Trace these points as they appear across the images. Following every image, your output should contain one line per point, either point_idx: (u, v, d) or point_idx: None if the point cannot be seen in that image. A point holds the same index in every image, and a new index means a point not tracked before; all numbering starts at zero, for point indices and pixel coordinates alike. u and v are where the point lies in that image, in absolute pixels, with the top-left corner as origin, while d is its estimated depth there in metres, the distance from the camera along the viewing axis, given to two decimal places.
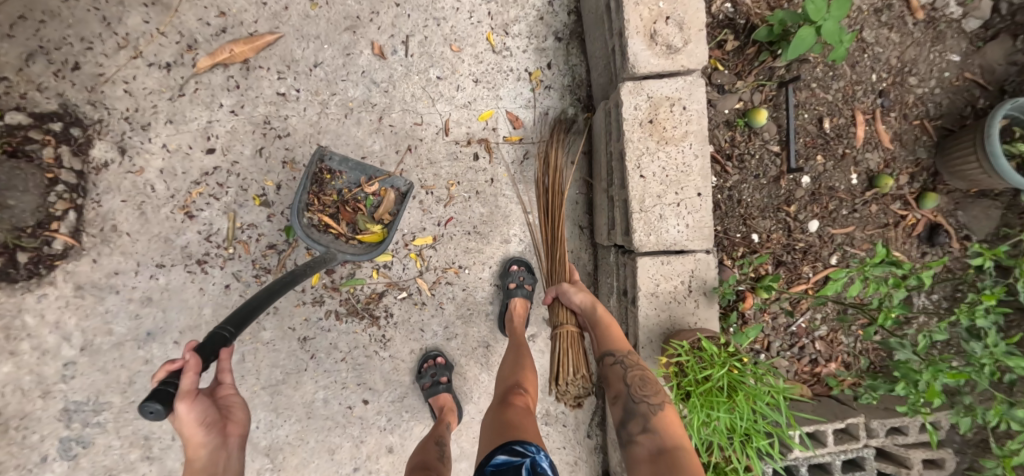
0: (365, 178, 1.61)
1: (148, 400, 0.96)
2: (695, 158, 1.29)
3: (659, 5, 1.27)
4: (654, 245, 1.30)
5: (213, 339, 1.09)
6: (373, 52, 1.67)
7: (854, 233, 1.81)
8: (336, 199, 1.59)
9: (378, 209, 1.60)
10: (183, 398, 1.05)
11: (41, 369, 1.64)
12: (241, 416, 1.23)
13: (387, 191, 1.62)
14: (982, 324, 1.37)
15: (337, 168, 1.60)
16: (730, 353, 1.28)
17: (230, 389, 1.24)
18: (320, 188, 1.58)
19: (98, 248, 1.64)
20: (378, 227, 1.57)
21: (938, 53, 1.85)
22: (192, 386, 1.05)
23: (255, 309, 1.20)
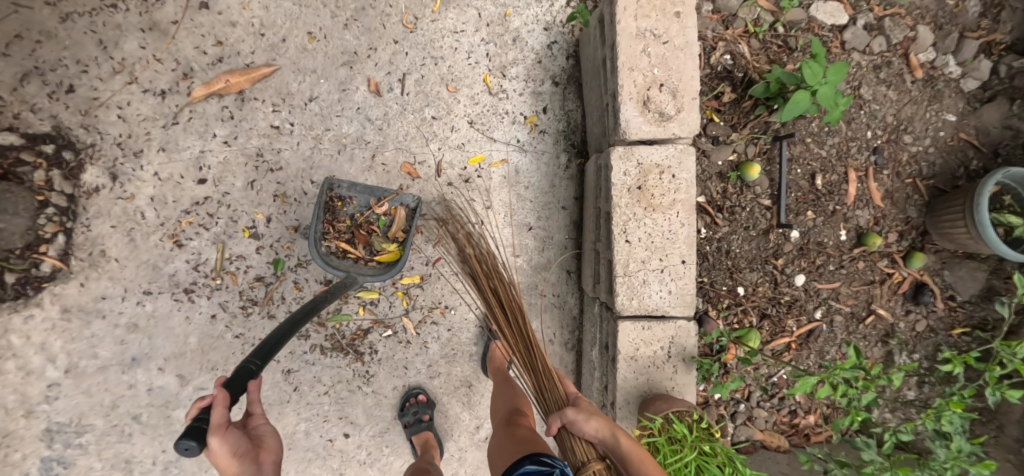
0: (375, 200, 1.60)
1: (183, 436, 0.93)
2: (681, 226, 1.32)
3: (653, 72, 1.31)
4: (635, 309, 1.33)
5: (240, 374, 1.08)
6: (369, 89, 1.68)
7: (840, 288, 1.82)
8: (350, 224, 1.60)
9: (391, 228, 1.60)
10: (215, 432, 0.99)
11: (25, 389, 1.65)
12: (273, 444, 1.15)
13: (398, 209, 1.61)
14: (948, 428, 1.42)
15: (347, 192, 1.59)
16: (701, 431, 1.28)
17: (259, 417, 1.17)
18: (334, 215, 1.59)
19: (86, 272, 1.65)
20: (394, 247, 1.57)
21: (934, 112, 1.84)
22: (223, 418, 1.01)
23: (276, 340, 1.18)
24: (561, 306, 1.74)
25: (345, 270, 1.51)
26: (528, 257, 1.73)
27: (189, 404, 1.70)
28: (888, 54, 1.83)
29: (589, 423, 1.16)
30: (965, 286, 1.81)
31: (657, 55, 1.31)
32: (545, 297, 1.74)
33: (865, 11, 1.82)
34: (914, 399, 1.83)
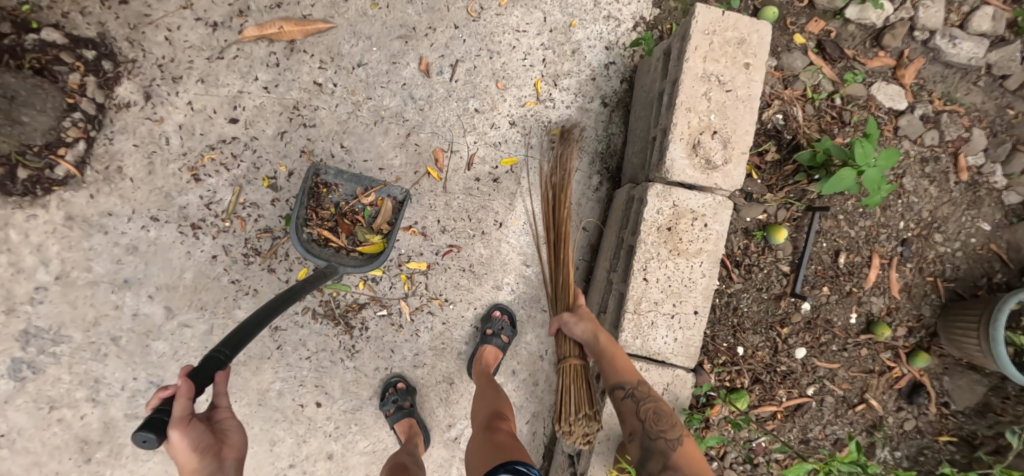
0: (361, 189, 1.59)
1: (140, 428, 0.90)
2: (701, 276, 1.31)
3: (710, 118, 1.29)
4: (637, 349, 1.31)
5: (207, 364, 1.04)
6: (419, 67, 1.65)
7: (837, 370, 1.79)
8: (334, 212, 1.58)
9: (377, 220, 1.59)
10: (175, 424, 0.97)
11: (12, 286, 1.64)
12: (237, 439, 1.12)
13: (384, 200, 1.60)
14: None
15: (334, 179, 1.58)
16: None
17: (226, 411, 1.13)
18: (317, 203, 1.57)
19: (98, 185, 1.63)
20: (377, 239, 1.56)
21: (970, 217, 1.79)
22: (185, 409, 0.98)
23: (251, 333, 1.14)
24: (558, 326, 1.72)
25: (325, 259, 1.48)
26: (537, 269, 1.70)
27: (169, 338, 1.67)
28: (939, 149, 1.78)
29: (577, 326, 1.30)
30: (959, 396, 1.78)
31: (717, 101, 1.29)
32: (546, 312, 1.71)
33: (924, 101, 1.77)
34: None
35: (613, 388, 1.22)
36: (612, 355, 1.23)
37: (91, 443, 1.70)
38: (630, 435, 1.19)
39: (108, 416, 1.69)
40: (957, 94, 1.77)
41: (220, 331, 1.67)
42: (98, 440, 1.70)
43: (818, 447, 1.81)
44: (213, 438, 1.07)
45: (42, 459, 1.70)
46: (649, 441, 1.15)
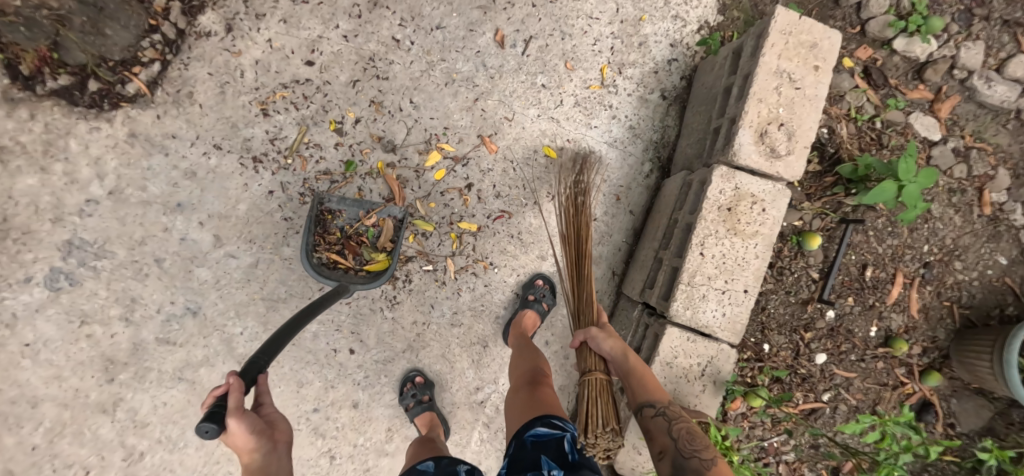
0: (363, 212, 1.63)
1: (203, 419, 0.94)
2: (755, 257, 1.37)
3: (778, 111, 1.37)
4: (687, 320, 1.36)
5: (252, 367, 1.09)
6: (494, 38, 1.71)
7: (853, 380, 1.84)
8: (339, 236, 1.63)
9: (380, 239, 1.65)
10: (233, 415, 1.00)
11: (64, 196, 1.65)
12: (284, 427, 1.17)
13: (385, 220, 1.66)
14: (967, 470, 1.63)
15: (338, 206, 1.62)
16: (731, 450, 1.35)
17: (270, 404, 1.17)
18: (324, 229, 1.61)
19: (166, 107, 1.65)
20: (383, 256, 1.62)
21: (989, 249, 1.87)
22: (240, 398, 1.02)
23: (285, 335, 1.19)
24: (595, 302, 1.76)
25: (335, 279, 1.53)
26: (582, 245, 1.75)
27: (213, 266, 1.68)
28: (966, 182, 1.86)
29: (606, 340, 1.30)
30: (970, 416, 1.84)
31: (787, 97, 1.37)
32: None
33: (956, 136, 1.85)
34: None
35: (642, 407, 1.23)
36: (643, 376, 1.26)
37: (116, 363, 1.69)
38: (661, 453, 1.17)
39: (139, 338, 1.68)
40: (986, 133, 1.86)
41: (265, 265, 1.69)
42: (124, 361, 1.69)
43: (826, 453, 1.85)
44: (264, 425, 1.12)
45: (64, 374, 1.69)
46: (682, 459, 1.14)
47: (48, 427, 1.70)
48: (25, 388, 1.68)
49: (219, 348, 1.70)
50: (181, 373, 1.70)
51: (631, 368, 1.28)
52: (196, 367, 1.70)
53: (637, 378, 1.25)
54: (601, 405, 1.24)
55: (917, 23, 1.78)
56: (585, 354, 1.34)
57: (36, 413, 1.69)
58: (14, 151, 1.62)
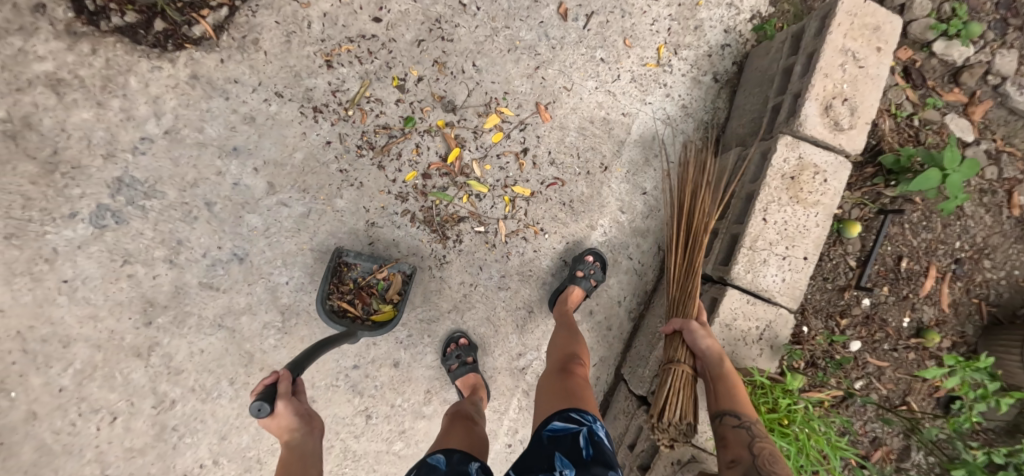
0: (376, 266, 1.64)
1: (258, 399, 1.12)
2: (815, 225, 1.41)
3: (843, 86, 1.41)
4: (747, 283, 1.39)
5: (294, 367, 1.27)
6: (558, 11, 1.72)
7: (885, 369, 1.85)
8: (352, 288, 1.65)
9: (388, 293, 1.66)
10: (282, 397, 1.18)
11: (118, 132, 1.64)
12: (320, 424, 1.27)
13: (395, 275, 1.66)
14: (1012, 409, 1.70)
15: (353, 260, 1.64)
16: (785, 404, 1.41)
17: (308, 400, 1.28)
18: (337, 279, 1.63)
19: (230, 52, 1.65)
20: (391, 309, 1.64)
21: (1017, 251, 1.89)
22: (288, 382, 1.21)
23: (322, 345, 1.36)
24: (641, 274, 1.78)
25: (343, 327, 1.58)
26: (632, 217, 1.77)
27: (263, 214, 1.67)
28: (997, 184, 1.88)
29: (703, 339, 1.31)
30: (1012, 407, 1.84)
31: (851, 74, 1.41)
32: (632, 259, 1.78)
33: (988, 139, 1.88)
34: None
35: (723, 414, 1.23)
36: (734, 388, 1.24)
37: (156, 306, 1.66)
38: (733, 462, 1.17)
39: (181, 281, 1.66)
40: (1014, 139, 1.89)
41: (316, 216, 1.68)
42: (165, 304, 1.66)
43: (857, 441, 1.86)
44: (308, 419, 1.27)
45: (99, 314, 1.65)
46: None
47: (78, 369, 1.65)
48: (58, 326, 1.64)
49: (263, 297, 1.68)
50: (222, 320, 1.67)
51: (720, 372, 1.27)
52: (238, 314, 1.67)
53: (728, 386, 1.25)
54: (678, 392, 1.33)
55: (956, 28, 1.80)
56: (676, 342, 1.37)
57: (67, 354, 1.65)
58: (73, 84, 1.61)
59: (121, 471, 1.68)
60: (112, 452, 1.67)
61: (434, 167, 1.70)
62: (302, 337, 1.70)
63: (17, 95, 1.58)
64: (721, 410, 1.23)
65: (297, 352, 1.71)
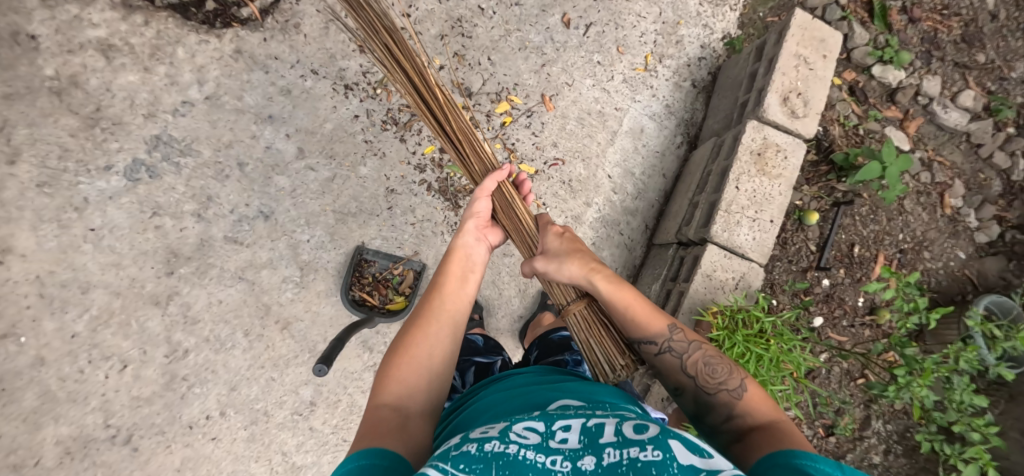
0: (392, 262, 1.83)
1: (320, 361, 1.42)
2: (778, 194, 1.67)
3: (797, 83, 1.71)
4: (724, 240, 1.63)
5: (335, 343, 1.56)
6: (562, 20, 2.01)
7: (845, 343, 2.04)
8: (371, 280, 1.83)
9: (402, 285, 1.85)
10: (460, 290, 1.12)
11: (161, 95, 1.76)
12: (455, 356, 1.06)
13: (408, 270, 1.85)
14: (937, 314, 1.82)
15: (372, 256, 1.82)
16: (761, 318, 1.55)
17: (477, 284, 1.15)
18: (358, 273, 1.81)
19: (274, 33, 1.82)
20: (404, 301, 1.82)
21: (950, 245, 2.20)
22: (468, 244, 1.17)
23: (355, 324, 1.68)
24: (629, 249, 2.00)
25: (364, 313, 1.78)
26: (623, 197, 2.00)
27: (292, 176, 1.82)
28: (930, 187, 2.21)
29: (565, 268, 1.14)
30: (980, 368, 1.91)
31: (803, 74, 1.72)
32: (622, 235, 2.00)
33: (921, 150, 2.23)
34: (878, 463, 2.03)
35: (639, 344, 1.13)
36: (631, 314, 1.11)
37: (179, 257, 1.74)
38: (679, 390, 1.09)
39: (207, 234, 1.76)
40: (944, 151, 2.25)
41: (340, 181, 1.84)
42: (188, 255, 1.74)
43: (825, 412, 2.00)
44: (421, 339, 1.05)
45: (123, 262, 1.71)
46: (704, 395, 1.05)
47: (94, 316, 1.69)
48: (79, 272, 1.68)
49: (285, 252, 1.79)
50: (242, 272, 1.77)
51: (615, 305, 1.12)
52: (259, 268, 1.78)
53: (622, 314, 1.11)
54: (590, 339, 1.23)
55: (890, 55, 2.19)
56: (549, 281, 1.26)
57: (85, 299, 1.69)
58: (123, 50, 1.74)
59: (125, 420, 1.70)
60: (118, 401, 1.69)
61: None
62: (319, 292, 1.81)
63: (67, 56, 1.69)
64: (638, 343, 1.13)
65: (313, 306, 1.81)
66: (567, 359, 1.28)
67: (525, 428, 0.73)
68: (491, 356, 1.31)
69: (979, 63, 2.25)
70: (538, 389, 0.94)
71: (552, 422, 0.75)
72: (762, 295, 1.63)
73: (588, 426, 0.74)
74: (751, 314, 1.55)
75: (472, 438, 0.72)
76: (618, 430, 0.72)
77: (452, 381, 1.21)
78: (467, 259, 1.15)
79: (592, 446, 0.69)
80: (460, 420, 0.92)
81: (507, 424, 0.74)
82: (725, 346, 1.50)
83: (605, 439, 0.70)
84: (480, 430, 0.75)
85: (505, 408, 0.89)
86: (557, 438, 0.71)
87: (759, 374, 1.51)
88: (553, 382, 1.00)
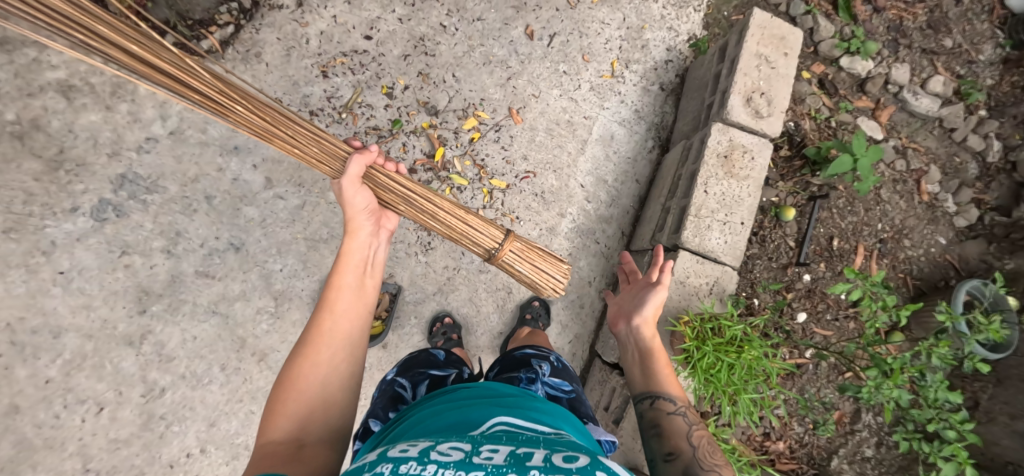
0: None
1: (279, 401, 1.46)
2: (747, 195, 1.69)
3: (759, 83, 1.71)
4: (696, 245, 1.64)
5: None
6: (525, 32, 2.00)
7: (830, 338, 2.02)
8: None
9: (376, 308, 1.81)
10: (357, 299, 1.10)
11: (124, 132, 1.73)
12: (354, 368, 1.03)
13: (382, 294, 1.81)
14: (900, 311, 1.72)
15: None
16: (733, 325, 1.54)
17: (372, 294, 1.14)
18: None
19: (235, 63, 1.80)
20: (379, 324, 1.79)
21: (929, 231, 2.19)
22: (356, 249, 1.14)
23: None
24: (607, 257, 1.99)
25: None
26: (597, 206, 2.00)
27: (261, 206, 1.82)
28: (906, 175, 2.20)
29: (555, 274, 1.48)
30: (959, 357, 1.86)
31: (766, 73, 1.72)
32: (598, 244, 1.99)
33: (895, 138, 2.22)
34: (871, 456, 2.01)
35: (657, 397, 1.26)
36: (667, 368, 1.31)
37: (151, 295, 1.73)
38: (671, 455, 1.14)
39: (178, 270, 1.75)
40: (918, 138, 2.24)
41: (310, 208, 1.85)
42: (159, 292, 1.73)
43: (813, 408, 1.98)
44: (309, 350, 1.00)
45: (94, 303, 1.69)
46: (697, 468, 1.10)
47: (67, 360, 1.66)
48: (50, 317, 1.66)
49: (257, 283, 1.80)
50: (215, 306, 1.77)
51: (656, 354, 1.33)
52: (233, 301, 1.78)
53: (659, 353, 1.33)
54: (534, 264, 1.46)
55: (856, 46, 2.18)
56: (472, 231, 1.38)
57: (57, 344, 1.66)
58: (83, 90, 1.70)
59: (104, 464, 1.68)
60: (96, 444, 1.67)
61: (419, 163, 1.89)
62: (294, 321, 1.82)
63: (27, 99, 1.65)
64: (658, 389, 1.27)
65: (289, 336, 1.81)
66: (521, 376, 1.21)
67: (450, 448, 0.71)
68: (448, 369, 1.28)
69: (946, 48, 2.25)
70: (476, 406, 0.92)
71: (480, 445, 0.72)
72: (736, 298, 1.64)
73: (517, 450, 0.71)
74: (722, 321, 1.54)
75: (390, 456, 0.69)
76: (547, 457, 0.68)
77: (402, 393, 1.18)
78: (359, 264, 1.13)
79: (518, 465, 0.66)
80: (393, 433, 0.92)
81: (431, 444, 0.72)
82: (696, 356, 1.51)
83: (533, 462, 0.66)
84: (401, 448, 0.72)
85: (436, 425, 0.87)
86: (483, 456, 0.69)
87: (734, 382, 1.51)
88: (493, 395, 1.00)
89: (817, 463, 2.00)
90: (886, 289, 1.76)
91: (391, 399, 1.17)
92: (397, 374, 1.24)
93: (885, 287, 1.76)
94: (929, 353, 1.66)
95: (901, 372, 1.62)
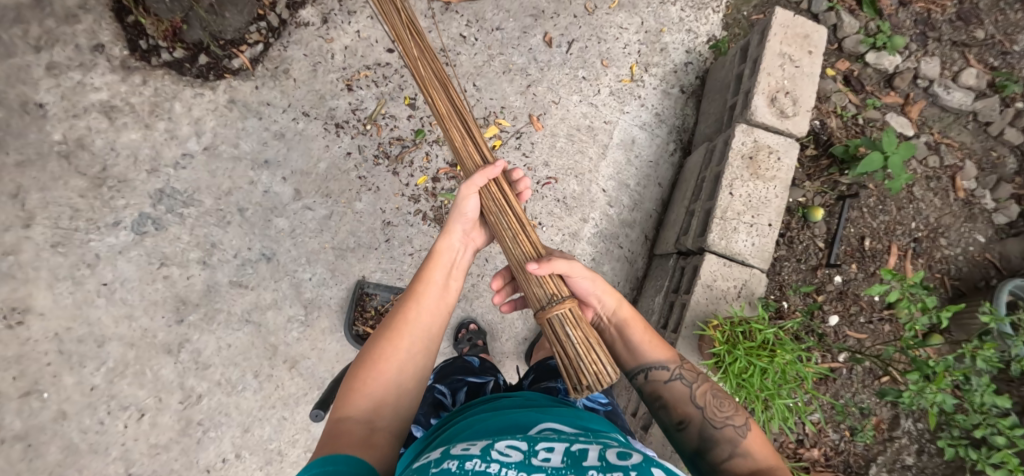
0: (394, 294, 1.90)
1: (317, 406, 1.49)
2: (775, 196, 1.67)
3: (782, 82, 1.69)
4: (723, 248, 1.63)
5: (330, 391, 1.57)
6: (544, 39, 2.02)
7: (865, 341, 1.97)
8: (375, 313, 1.89)
9: None
10: (443, 295, 1.11)
11: (162, 149, 1.81)
12: (429, 365, 1.06)
13: None
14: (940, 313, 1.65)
15: (373, 289, 1.89)
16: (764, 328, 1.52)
17: (454, 295, 1.14)
18: (360, 307, 1.88)
19: (265, 80, 1.87)
20: None
21: (968, 229, 2.12)
22: (448, 249, 1.13)
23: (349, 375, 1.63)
24: (630, 262, 2.00)
25: None
26: (620, 210, 2.00)
27: (290, 217, 1.87)
28: (940, 171, 2.13)
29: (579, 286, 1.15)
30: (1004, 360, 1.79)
31: (789, 72, 1.70)
32: (621, 248, 2.00)
33: (926, 133, 2.16)
34: (912, 464, 1.95)
35: (647, 369, 1.12)
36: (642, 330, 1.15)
37: (188, 304, 1.79)
38: (683, 423, 1.09)
39: (213, 280, 1.81)
40: (951, 132, 2.18)
41: (338, 217, 1.90)
42: (196, 302, 1.80)
43: (849, 413, 1.93)
44: (392, 330, 1.03)
45: (135, 313, 1.76)
46: (710, 428, 1.06)
47: (110, 368, 1.73)
48: (94, 326, 1.73)
49: (288, 292, 1.85)
50: (248, 315, 1.82)
51: (632, 326, 1.15)
52: (265, 309, 1.83)
53: (636, 335, 1.15)
54: (589, 340, 1.08)
55: (883, 40, 2.13)
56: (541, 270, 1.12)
57: (101, 353, 1.73)
58: (124, 110, 1.78)
59: (145, 468, 1.74)
60: (137, 449, 1.74)
61: (443, 172, 1.96)
62: (324, 329, 1.87)
63: (73, 120, 1.74)
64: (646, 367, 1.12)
65: (319, 343, 1.87)
66: (560, 387, 1.24)
67: (508, 446, 0.72)
68: (485, 377, 1.29)
69: (978, 40, 2.18)
70: (523, 412, 0.94)
71: (536, 443, 0.74)
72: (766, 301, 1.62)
73: (571, 448, 0.72)
74: (753, 324, 1.52)
75: (453, 454, 0.71)
76: (601, 456, 0.70)
77: (442, 399, 1.21)
78: (447, 265, 1.13)
79: (575, 466, 0.67)
80: (444, 436, 0.94)
81: (489, 442, 0.74)
82: (727, 360, 1.49)
83: (588, 462, 0.68)
84: (462, 445, 0.74)
85: (488, 428, 0.89)
86: (539, 457, 0.70)
87: (767, 385, 1.48)
88: (535, 404, 1.01)
89: (855, 470, 1.94)
90: (925, 291, 1.70)
91: (432, 405, 1.19)
92: (434, 382, 1.26)
93: (926, 289, 1.69)
94: (972, 355, 1.61)
95: (946, 377, 1.55)
